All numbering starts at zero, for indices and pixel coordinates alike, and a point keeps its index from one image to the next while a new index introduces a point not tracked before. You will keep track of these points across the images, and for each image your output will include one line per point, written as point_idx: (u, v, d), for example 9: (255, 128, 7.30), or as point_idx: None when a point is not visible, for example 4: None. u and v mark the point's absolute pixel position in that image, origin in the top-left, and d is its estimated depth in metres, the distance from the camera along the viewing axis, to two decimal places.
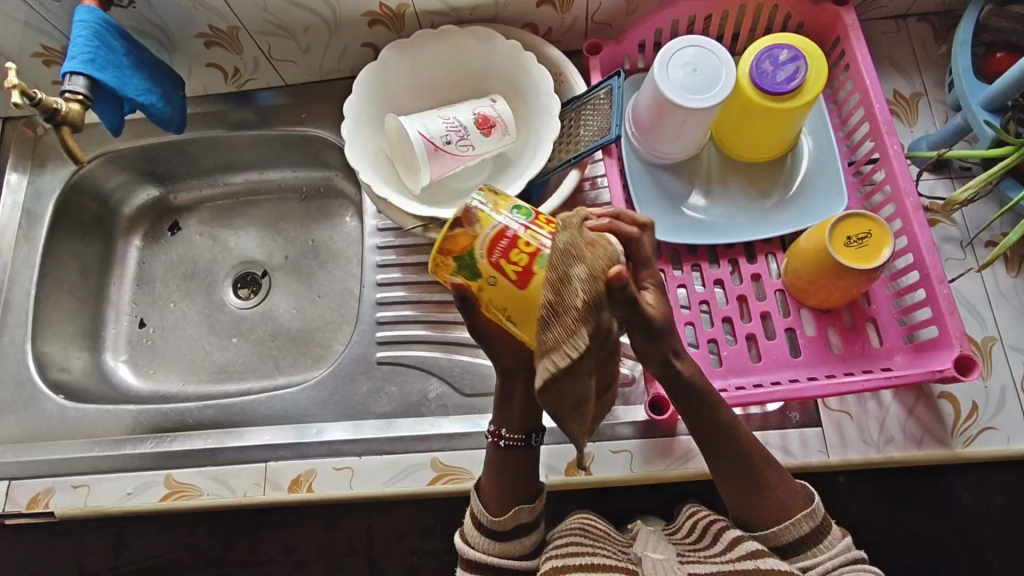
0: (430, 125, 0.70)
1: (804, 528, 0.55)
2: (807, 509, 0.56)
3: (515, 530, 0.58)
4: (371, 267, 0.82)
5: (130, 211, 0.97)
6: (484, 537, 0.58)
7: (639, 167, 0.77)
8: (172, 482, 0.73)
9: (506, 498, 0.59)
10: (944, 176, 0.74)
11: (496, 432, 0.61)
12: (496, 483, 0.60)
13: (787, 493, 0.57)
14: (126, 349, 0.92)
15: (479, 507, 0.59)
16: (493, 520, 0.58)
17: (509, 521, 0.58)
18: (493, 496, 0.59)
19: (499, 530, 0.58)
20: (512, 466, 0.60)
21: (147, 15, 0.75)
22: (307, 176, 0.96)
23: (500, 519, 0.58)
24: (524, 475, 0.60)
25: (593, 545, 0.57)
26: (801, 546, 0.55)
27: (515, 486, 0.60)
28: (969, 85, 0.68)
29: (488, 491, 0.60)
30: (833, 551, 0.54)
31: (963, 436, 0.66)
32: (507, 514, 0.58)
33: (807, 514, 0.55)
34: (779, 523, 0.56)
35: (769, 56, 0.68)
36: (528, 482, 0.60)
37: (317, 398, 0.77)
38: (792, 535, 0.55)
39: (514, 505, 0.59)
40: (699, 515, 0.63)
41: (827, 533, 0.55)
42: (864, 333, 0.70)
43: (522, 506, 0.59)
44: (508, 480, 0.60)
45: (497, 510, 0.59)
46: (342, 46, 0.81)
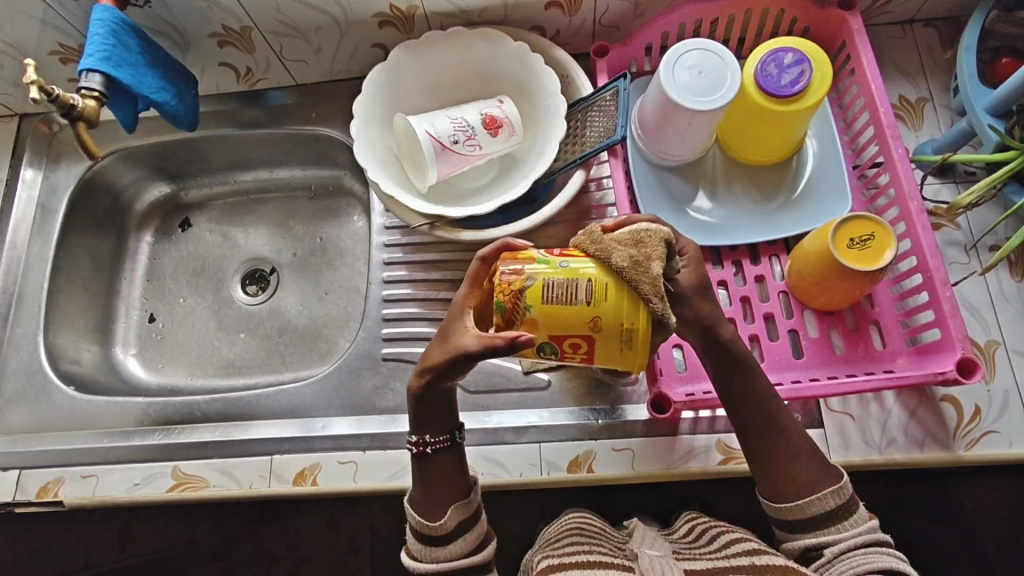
0: (438, 125, 0.71)
1: (829, 504, 0.55)
2: (837, 485, 0.56)
3: (454, 531, 0.58)
4: (377, 264, 0.83)
5: (143, 207, 0.99)
6: (427, 547, 0.58)
7: (644, 169, 0.77)
8: (179, 474, 0.74)
9: (439, 503, 0.59)
10: (949, 180, 0.75)
11: (420, 439, 0.60)
12: (425, 490, 0.60)
13: (816, 470, 0.57)
14: (136, 342, 0.94)
15: (415, 518, 0.59)
16: (431, 527, 0.58)
17: (447, 524, 0.58)
18: (428, 504, 0.59)
19: (440, 534, 0.58)
20: (436, 470, 0.60)
21: (162, 15, 0.76)
22: (316, 175, 0.98)
23: (438, 523, 0.58)
24: (448, 473, 0.60)
25: (590, 542, 0.58)
26: (828, 520, 0.55)
27: (446, 489, 0.60)
28: (974, 90, 0.69)
29: (419, 502, 0.60)
30: (860, 528, 0.54)
31: (965, 439, 0.66)
32: (444, 518, 0.58)
33: (836, 490, 0.56)
34: (806, 496, 0.56)
35: (774, 59, 0.68)
36: (454, 476, 0.61)
37: (323, 393, 0.78)
38: (819, 510, 0.55)
39: (448, 505, 0.59)
40: (697, 521, 0.64)
41: (854, 512, 0.55)
42: (867, 336, 0.70)
43: (455, 505, 0.59)
44: (436, 483, 0.60)
45: (434, 517, 0.58)
46: (352, 47, 0.82)
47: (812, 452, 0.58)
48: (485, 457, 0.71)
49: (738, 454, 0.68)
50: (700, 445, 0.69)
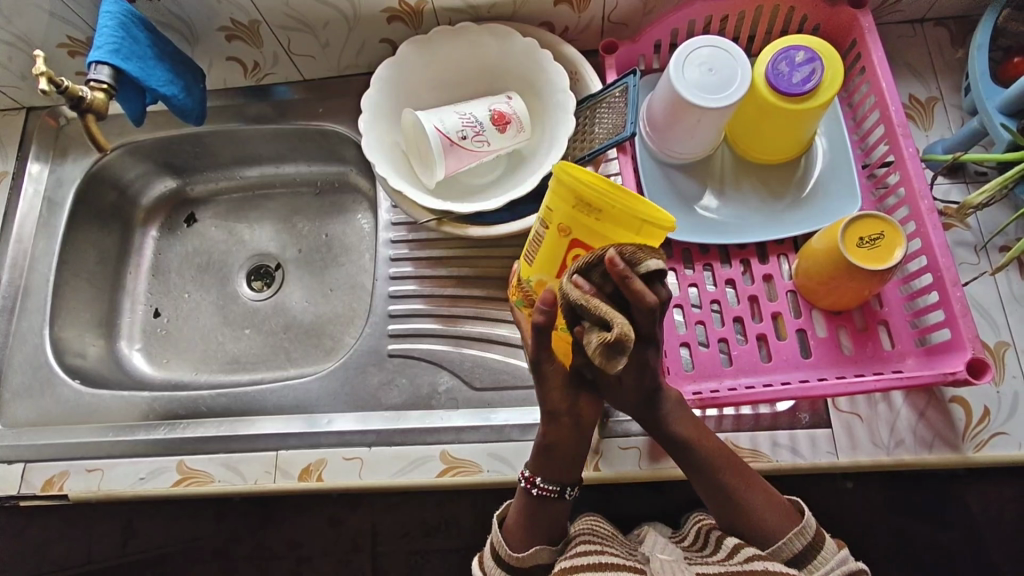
0: (447, 121, 0.71)
1: (796, 547, 0.55)
2: (799, 527, 0.55)
3: (535, 568, 0.59)
4: (383, 260, 0.83)
5: (148, 202, 0.98)
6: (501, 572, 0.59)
7: (652, 167, 0.77)
8: (184, 468, 0.73)
9: (525, 537, 0.59)
10: (959, 180, 0.74)
11: (531, 478, 0.59)
12: (518, 521, 0.59)
13: (780, 513, 0.56)
14: (141, 337, 0.94)
15: (498, 540, 0.60)
16: (512, 556, 0.59)
17: (528, 559, 0.59)
18: (514, 534, 0.60)
19: (516, 566, 0.59)
20: (544, 511, 0.59)
21: (171, 7, 0.75)
22: (322, 172, 0.98)
23: (518, 556, 0.59)
24: (553, 521, 0.60)
25: (603, 545, 0.58)
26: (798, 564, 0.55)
27: (542, 529, 0.59)
28: (985, 88, 0.67)
29: (511, 528, 0.60)
30: (832, 563, 0.54)
31: (974, 441, 0.66)
32: (527, 553, 0.59)
33: (799, 531, 0.55)
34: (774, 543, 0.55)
35: (785, 57, 0.68)
36: (554, 525, 0.60)
37: (328, 388, 0.78)
38: (787, 554, 0.55)
39: (534, 543, 0.59)
40: (703, 522, 0.65)
41: (823, 547, 0.55)
42: (876, 336, 0.70)
43: (546, 546, 0.59)
44: (534, 522, 0.59)
45: (517, 547, 0.59)
46: (360, 42, 0.82)
47: (770, 498, 0.57)
48: (491, 454, 0.70)
49: (745, 453, 0.67)
50: None
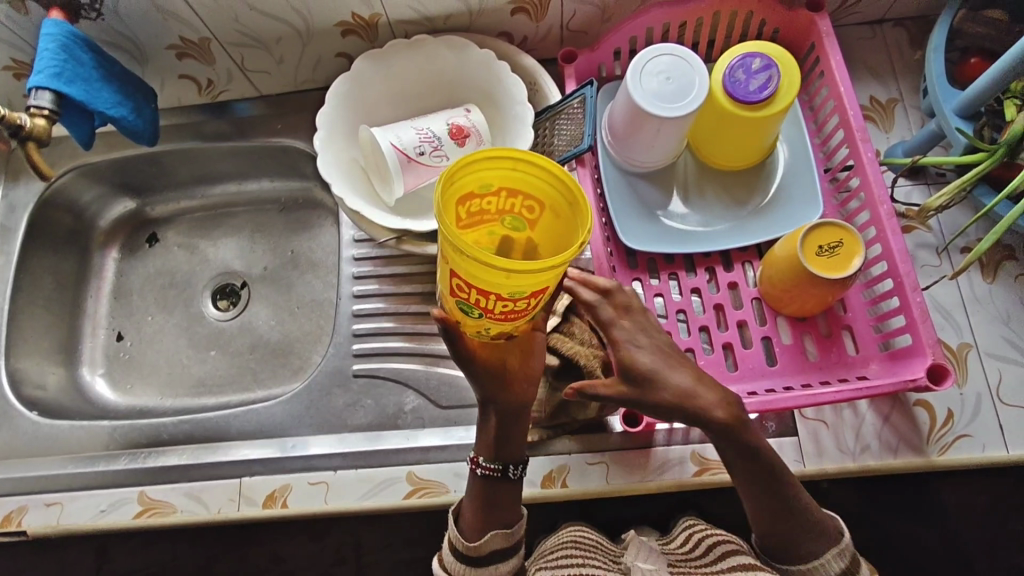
0: (403, 137, 0.70)
1: (835, 567, 0.56)
2: (839, 547, 0.57)
3: (489, 555, 0.58)
4: (347, 278, 0.81)
5: (106, 224, 0.96)
6: (459, 563, 0.59)
7: (615, 176, 0.76)
8: (146, 499, 0.72)
9: (481, 524, 0.59)
10: (920, 182, 0.74)
11: (475, 459, 0.60)
12: (472, 508, 0.59)
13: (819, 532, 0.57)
14: (103, 363, 0.92)
15: (453, 533, 0.59)
16: (468, 547, 0.58)
17: (483, 547, 0.58)
18: (467, 521, 0.59)
19: (473, 555, 0.58)
20: (493, 494, 0.59)
21: (117, 28, 0.73)
22: (286, 188, 0.97)
23: (473, 545, 0.58)
24: (502, 503, 0.59)
25: (585, 555, 0.58)
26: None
27: (493, 513, 0.59)
28: (942, 91, 0.67)
29: (465, 516, 0.60)
30: None
31: (938, 444, 0.66)
32: (481, 540, 0.58)
33: (840, 551, 0.56)
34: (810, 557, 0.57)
35: (742, 64, 0.67)
36: (505, 507, 0.60)
37: (292, 412, 0.76)
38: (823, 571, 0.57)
39: (488, 529, 0.59)
40: (694, 527, 0.64)
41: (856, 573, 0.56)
42: (840, 342, 0.70)
43: (496, 530, 0.59)
44: (486, 505, 0.59)
45: (471, 536, 0.59)
46: (316, 57, 0.80)
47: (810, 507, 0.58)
48: (457, 474, 0.70)
49: (713, 464, 0.67)
50: (675, 456, 0.68)
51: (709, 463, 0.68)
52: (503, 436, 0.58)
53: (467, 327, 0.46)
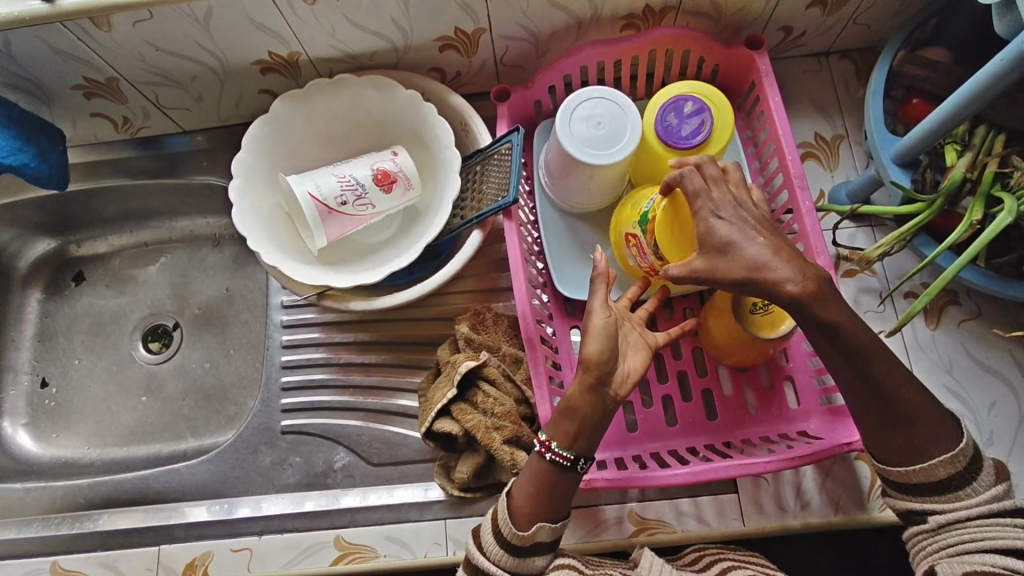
0: (323, 186, 0.67)
1: (942, 472, 0.50)
2: (950, 453, 0.50)
3: (532, 548, 0.55)
4: (276, 326, 0.77)
5: (27, 264, 0.91)
6: (499, 546, 0.55)
7: (553, 217, 0.74)
8: (59, 570, 0.68)
9: (535, 512, 0.55)
10: (864, 225, 0.72)
11: (545, 441, 0.56)
12: (527, 495, 0.55)
13: (931, 432, 0.51)
14: (26, 413, 0.88)
15: (503, 515, 0.55)
16: (516, 534, 0.54)
17: (533, 537, 0.54)
18: (519, 508, 0.55)
19: (517, 545, 0.54)
20: (551, 481, 0.55)
21: (13, 69, 0.67)
22: (219, 223, 0.92)
23: (522, 534, 0.54)
24: (564, 494, 0.56)
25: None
26: (941, 489, 0.51)
27: (547, 502, 0.55)
28: (880, 137, 0.64)
29: (518, 498, 0.56)
30: (979, 497, 0.49)
31: (880, 499, 0.64)
32: (533, 530, 0.54)
33: (951, 458, 0.50)
34: (915, 464, 0.51)
35: (675, 106, 0.63)
36: (562, 501, 0.56)
37: (217, 471, 0.73)
38: (931, 477, 0.51)
39: (540, 520, 0.55)
40: (702, 549, 0.61)
41: (975, 478, 0.50)
42: (781, 394, 0.67)
43: (546, 524, 0.55)
44: (547, 494, 0.55)
45: (523, 525, 0.54)
46: (237, 93, 0.76)
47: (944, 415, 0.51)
48: (387, 537, 0.66)
49: (653, 523, 0.65)
50: (614, 515, 0.66)
51: (648, 522, 0.65)
52: (579, 423, 0.55)
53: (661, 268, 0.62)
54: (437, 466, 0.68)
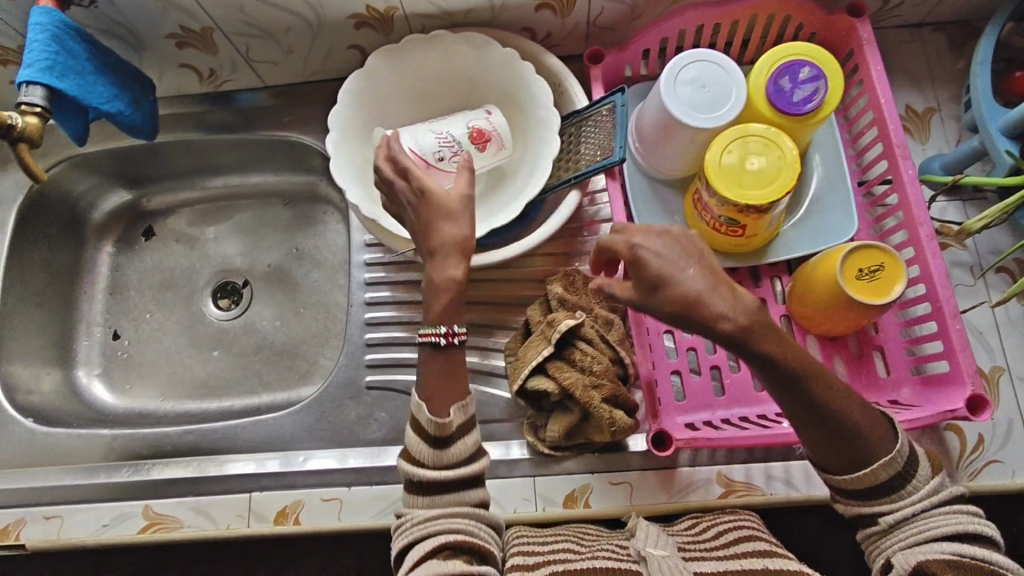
0: (422, 141, 0.67)
1: (882, 476, 0.51)
2: (889, 456, 0.51)
3: (456, 434, 0.53)
4: (358, 284, 0.78)
5: (100, 216, 0.92)
6: (425, 446, 0.53)
7: (641, 183, 0.73)
8: (151, 513, 0.69)
9: (445, 400, 0.54)
10: (956, 199, 0.72)
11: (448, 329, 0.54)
12: (432, 384, 0.54)
13: (878, 438, 0.51)
14: (99, 363, 0.88)
15: (425, 415, 0.53)
16: (434, 424, 0.52)
17: (449, 425, 0.53)
18: (433, 400, 0.54)
19: (440, 436, 0.52)
20: (448, 365, 0.55)
21: (112, 15, 0.67)
22: (290, 181, 0.92)
23: (441, 424, 0.53)
24: (456, 375, 0.55)
25: (591, 548, 0.56)
26: (885, 491, 0.52)
27: (454, 384, 0.55)
28: (988, 108, 0.64)
29: (428, 395, 0.54)
30: (920, 492, 0.51)
31: (968, 469, 0.65)
32: (447, 418, 0.53)
33: (890, 461, 0.51)
34: (861, 469, 0.51)
35: (788, 71, 0.63)
36: (459, 380, 0.55)
37: (303, 424, 0.74)
38: (875, 480, 0.51)
39: (453, 404, 0.54)
40: (700, 519, 0.63)
41: (916, 470, 0.52)
42: (871, 363, 0.68)
43: (459, 406, 0.54)
44: (441, 378, 0.55)
45: (439, 415, 0.53)
46: (327, 48, 0.75)
47: (880, 419, 0.52)
48: None
49: (740, 486, 0.66)
50: (701, 477, 0.67)
51: (736, 485, 0.66)
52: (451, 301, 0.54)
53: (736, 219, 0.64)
54: (525, 424, 0.69)
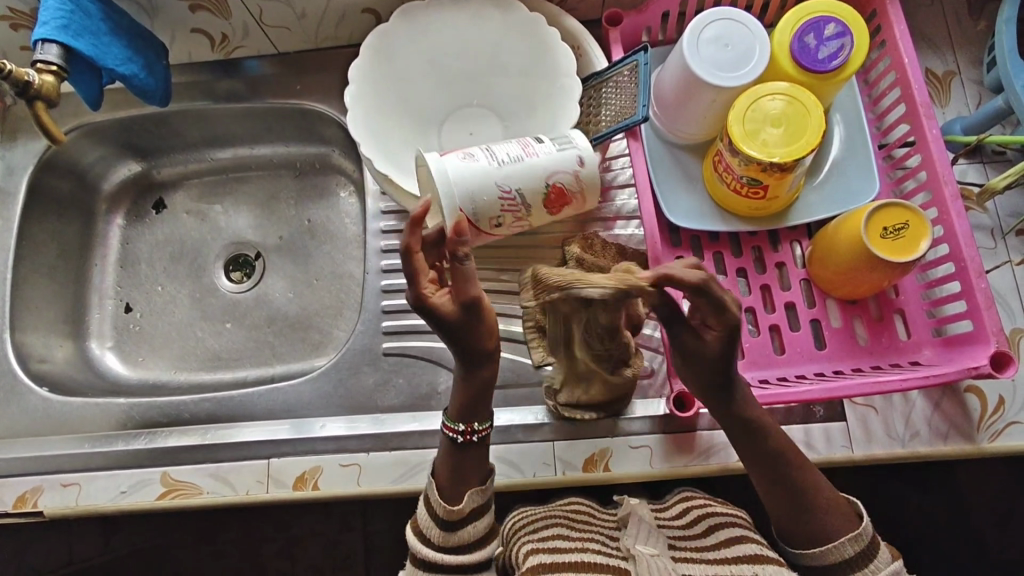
0: (479, 202, 0.60)
1: (847, 552, 0.52)
2: (855, 532, 0.52)
3: (470, 514, 0.58)
4: (374, 252, 0.78)
5: (111, 187, 0.91)
6: (434, 524, 0.57)
7: (659, 148, 0.72)
8: (169, 480, 0.69)
9: (460, 485, 0.58)
10: (977, 161, 0.71)
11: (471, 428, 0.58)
12: (447, 471, 0.59)
13: (838, 515, 0.53)
14: (112, 335, 0.88)
15: (434, 496, 0.57)
16: (448, 510, 0.57)
17: (464, 508, 0.57)
18: (448, 486, 0.58)
19: (451, 518, 0.57)
20: (464, 463, 0.59)
21: None
22: (301, 152, 0.91)
23: (454, 508, 0.57)
24: (477, 464, 0.59)
25: (583, 542, 0.55)
26: (850, 569, 0.52)
27: (469, 470, 0.59)
28: (1014, 64, 0.65)
29: (444, 475, 0.59)
30: (887, 573, 0.51)
31: (989, 431, 0.65)
32: (463, 502, 0.57)
33: (853, 536, 0.52)
34: (824, 543, 0.53)
35: (812, 28, 0.62)
36: (482, 466, 0.60)
37: (320, 391, 0.73)
38: (836, 557, 0.52)
39: (466, 490, 0.58)
40: (690, 503, 0.64)
41: (878, 555, 0.52)
42: (891, 325, 0.68)
43: (474, 492, 0.58)
44: (463, 466, 0.59)
45: (453, 500, 0.57)
46: (340, 11, 0.74)
47: (838, 498, 0.54)
48: (495, 458, 0.67)
49: None
50: (720, 442, 0.67)
51: None
52: (475, 397, 0.58)
53: (761, 182, 0.64)
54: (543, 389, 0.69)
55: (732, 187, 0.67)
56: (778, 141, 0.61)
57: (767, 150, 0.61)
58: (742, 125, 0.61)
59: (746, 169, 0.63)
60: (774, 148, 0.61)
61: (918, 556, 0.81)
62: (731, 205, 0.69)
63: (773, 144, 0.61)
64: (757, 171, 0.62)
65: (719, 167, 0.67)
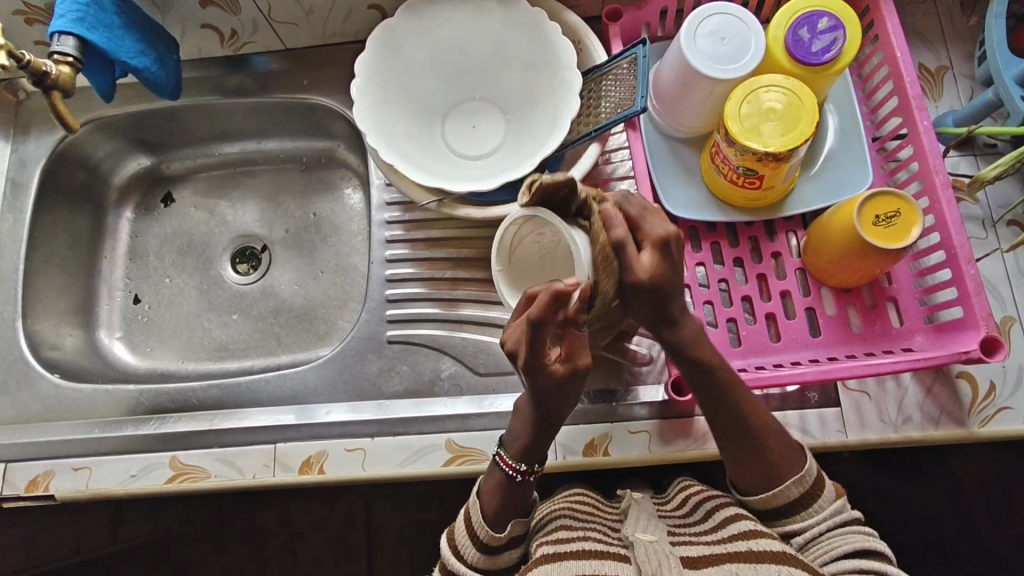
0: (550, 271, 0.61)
1: (794, 493, 0.55)
2: (799, 474, 0.55)
3: (508, 543, 0.58)
4: (378, 242, 0.79)
5: (121, 181, 0.93)
6: (474, 548, 0.57)
7: (657, 141, 0.74)
8: (178, 464, 0.71)
9: (505, 515, 0.57)
10: (968, 153, 0.73)
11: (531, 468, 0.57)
12: (492, 500, 0.57)
13: (786, 457, 0.56)
14: (121, 326, 0.89)
15: (477, 518, 0.57)
16: (491, 536, 0.57)
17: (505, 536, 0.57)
18: (491, 515, 0.57)
19: (491, 544, 0.57)
20: (518, 495, 0.57)
21: None
22: (307, 147, 0.93)
23: (496, 536, 0.57)
24: (522, 500, 0.58)
25: (585, 529, 0.55)
26: (796, 507, 0.55)
27: (517, 502, 0.58)
28: (1003, 58, 0.67)
29: (488, 505, 0.57)
30: (827, 511, 0.54)
31: (980, 416, 0.66)
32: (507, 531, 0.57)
33: (799, 479, 0.55)
34: (772, 485, 0.56)
35: (806, 22, 0.64)
36: (522, 501, 0.58)
37: (326, 377, 0.75)
38: (784, 499, 0.55)
39: (510, 519, 0.58)
40: (690, 490, 0.64)
41: (821, 493, 0.55)
42: (885, 313, 0.69)
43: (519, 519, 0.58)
44: (510, 503, 0.57)
45: (496, 528, 0.57)
46: (347, 7, 0.76)
47: (789, 445, 0.57)
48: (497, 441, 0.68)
49: None
50: None
51: None
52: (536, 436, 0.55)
53: (757, 172, 0.65)
54: None
55: (729, 178, 0.68)
56: (773, 131, 0.62)
57: (762, 139, 0.62)
58: (739, 116, 0.63)
59: (743, 159, 0.64)
60: (768, 138, 0.62)
61: (913, 543, 0.82)
62: (728, 196, 0.71)
63: (768, 133, 0.62)
64: (752, 161, 0.64)
65: (716, 158, 0.69)
